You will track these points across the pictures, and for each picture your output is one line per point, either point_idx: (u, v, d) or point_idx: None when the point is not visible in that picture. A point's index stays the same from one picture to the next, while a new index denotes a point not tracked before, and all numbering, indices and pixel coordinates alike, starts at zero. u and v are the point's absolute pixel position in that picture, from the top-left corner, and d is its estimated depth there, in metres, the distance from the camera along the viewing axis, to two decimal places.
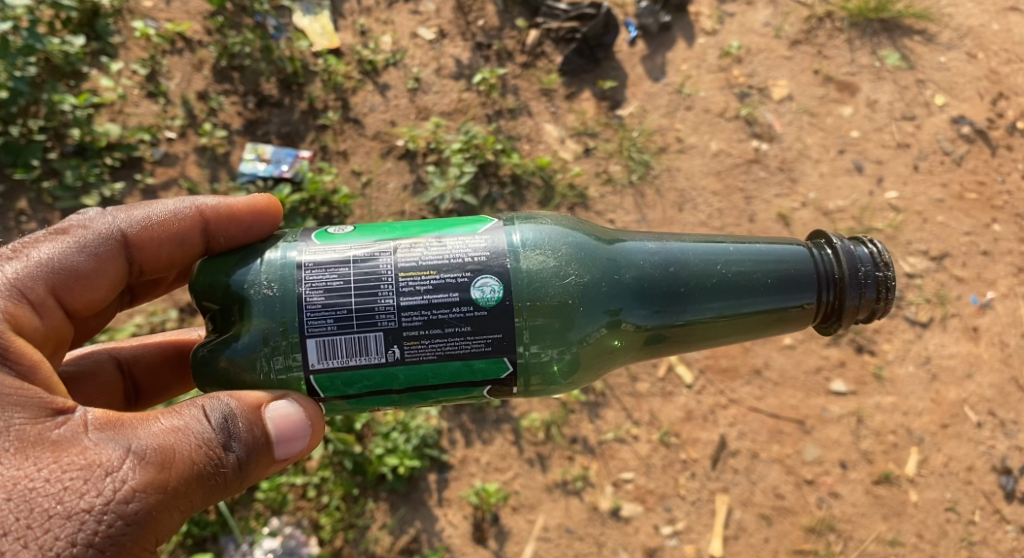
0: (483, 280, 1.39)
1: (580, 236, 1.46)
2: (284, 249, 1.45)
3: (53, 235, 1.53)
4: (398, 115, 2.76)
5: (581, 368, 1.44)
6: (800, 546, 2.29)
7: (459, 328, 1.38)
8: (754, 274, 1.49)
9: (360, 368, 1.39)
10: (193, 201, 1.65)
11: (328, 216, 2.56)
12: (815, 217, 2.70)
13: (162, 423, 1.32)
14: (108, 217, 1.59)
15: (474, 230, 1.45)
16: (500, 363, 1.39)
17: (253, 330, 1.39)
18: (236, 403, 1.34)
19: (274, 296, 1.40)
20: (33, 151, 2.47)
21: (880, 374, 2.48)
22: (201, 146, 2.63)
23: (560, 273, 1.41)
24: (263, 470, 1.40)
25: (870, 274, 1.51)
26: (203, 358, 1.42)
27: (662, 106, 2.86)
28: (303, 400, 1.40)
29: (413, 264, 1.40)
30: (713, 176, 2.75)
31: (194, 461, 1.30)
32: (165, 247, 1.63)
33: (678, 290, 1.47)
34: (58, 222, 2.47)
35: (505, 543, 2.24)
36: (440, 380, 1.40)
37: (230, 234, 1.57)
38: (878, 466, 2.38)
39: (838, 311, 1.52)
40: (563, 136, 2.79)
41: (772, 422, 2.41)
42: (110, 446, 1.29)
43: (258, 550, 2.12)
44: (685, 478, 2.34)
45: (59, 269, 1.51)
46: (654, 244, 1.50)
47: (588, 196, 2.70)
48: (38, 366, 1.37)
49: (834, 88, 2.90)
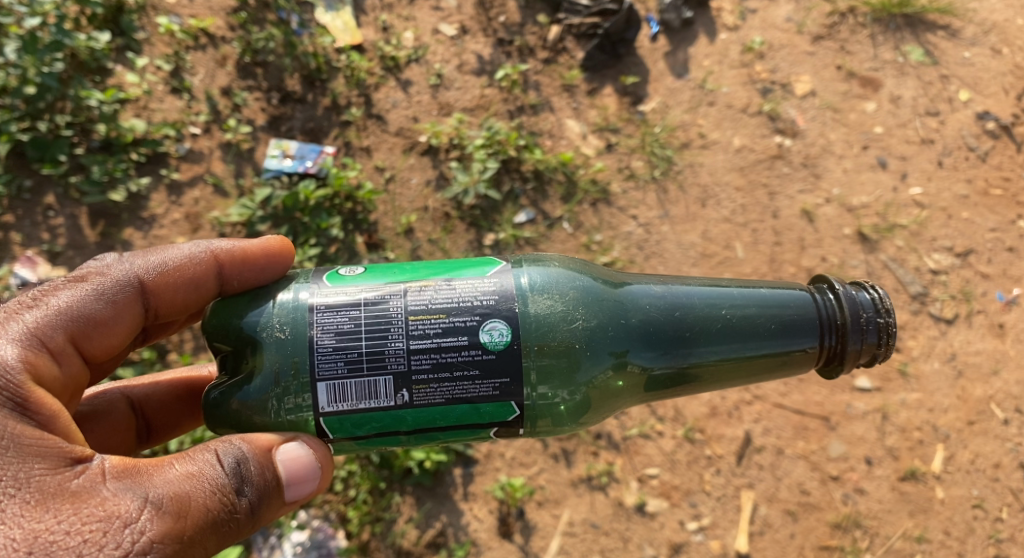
0: (492, 323, 1.42)
1: (587, 280, 1.49)
2: (296, 290, 1.48)
3: (72, 282, 1.55)
4: (421, 111, 2.76)
5: (589, 409, 1.48)
6: (825, 542, 2.29)
7: (468, 371, 1.41)
8: (758, 319, 1.52)
9: (369, 411, 1.42)
10: (208, 245, 1.66)
11: (352, 212, 2.58)
12: (838, 213, 2.70)
13: (178, 470, 1.36)
14: (125, 264, 1.60)
15: (483, 272, 1.49)
16: (508, 406, 1.43)
17: (265, 370, 1.42)
18: (249, 447, 1.39)
19: (286, 338, 1.43)
20: (61, 146, 2.48)
21: (905, 370, 2.48)
22: (225, 142, 2.64)
23: (567, 317, 1.44)
24: (274, 512, 1.44)
25: (872, 320, 1.54)
26: (214, 401, 1.45)
27: (684, 101, 2.85)
28: (312, 441, 1.45)
29: (423, 307, 1.44)
30: (736, 172, 2.74)
31: (209, 507, 1.35)
32: (180, 292, 1.64)
33: (683, 334, 1.50)
34: (86, 217, 2.49)
35: (530, 538, 2.24)
36: (447, 423, 1.44)
37: (244, 277, 1.58)
38: (904, 463, 2.38)
39: (840, 355, 1.54)
40: (585, 132, 2.79)
41: (797, 418, 2.41)
42: (128, 496, 1.33)
43: (287, 543, 2.13)
44: (710, 474, 2.34)
45: (78, 317, 1.52)
46: (660, 287, 1.53)
47: (611, 192, 2.70)
48: (57, 416, 1.40)
49: (857, 83, 2.88)
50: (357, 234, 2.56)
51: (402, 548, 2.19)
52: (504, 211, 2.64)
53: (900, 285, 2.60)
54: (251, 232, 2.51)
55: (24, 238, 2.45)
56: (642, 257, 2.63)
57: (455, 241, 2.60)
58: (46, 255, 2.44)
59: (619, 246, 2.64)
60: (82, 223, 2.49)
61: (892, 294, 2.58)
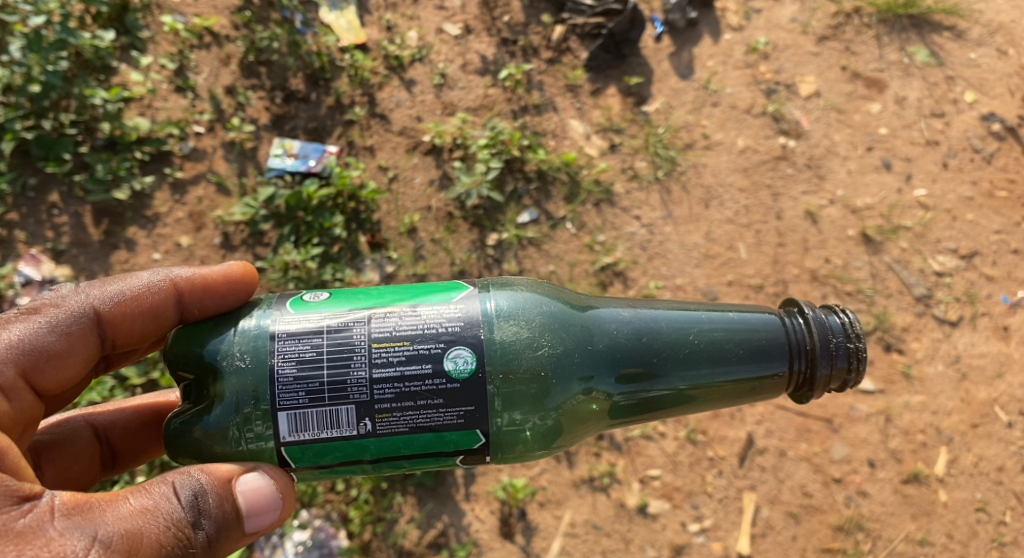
0: (457, 351, 1.42)
1: (554, 305, 1.49)
2: (259, 317, 1.48)
3: (25, 314, 1.56)
4: (424, 110, 2.76)
5: (559, 435, 1.48)
6: (828, 544, 2.29)
7: (432, 401, 1.42)
8: (726, 344, 1.52)
9: (332, 440, 1.43)
10: (168, 274, 1.67)
11: (355, 211, 2.58)
12: (842, 214, 2.69)
13: (131, 505, 1.35)
14: (81, 294, 1.61)
15: (449, 298, 1.48)
16: (472, 434, 1.43)
17: (225, 399, 1.42)
18: (207, 479, 1.39)
19: (247, 367, 1.43)
20: (65, 145, 2.49)
21: (909, 372, 2.47)
22: (228, 141, 2.64)
23: (533, 344, 1.44)
24: (232, 544, 1.44)
25: (842, 345, 1.54)
26: (175, 431, 1.45)
27: (688, 102, 2.84)
28: (273, 471, 1.45)
29: (387, 335, 1.44)
30: (740, 173, 2.74)
31: (163, 543, 1.34)
32: (138, 322, 1.65)
33: (650, 359, 1.50)
34: (90, 216, 2.50)
35: (532, 539, 2.24)
36: (411, 451, 1.44)
37: (204, 305, 1.58)
38: (907, 466, 2.37)
39: (809, 380, 1.55)
40: (588, 132, 2.78)
41: (800, 420, 2.40)
42: (77, 535, 1.32)
43: (289, 542, 2.13)
44: (712, 475, 2.34)
45: (30, 350, 1.54)
46: (628, 311, 1.53)
47: (614, 192, 2.69)
48: (6, 451, 1.40)
49: (862, 84, 2.87)
50: (360, 233, 2.57)
51: (403, 548, 2.20)
52: (507, 211, 2.63)
53: (905, 287, 2.59)
54: (253, 230, 2.52)
55: (28, 236, 2.45)
56: (645, 258, 2.62)
57: (457, 241, 2.60)
58: (50, 253, 2.44)
59: (622, 246, 2.63)
60: (85, 221, 2.49)
61: (896, 297, 2.58)
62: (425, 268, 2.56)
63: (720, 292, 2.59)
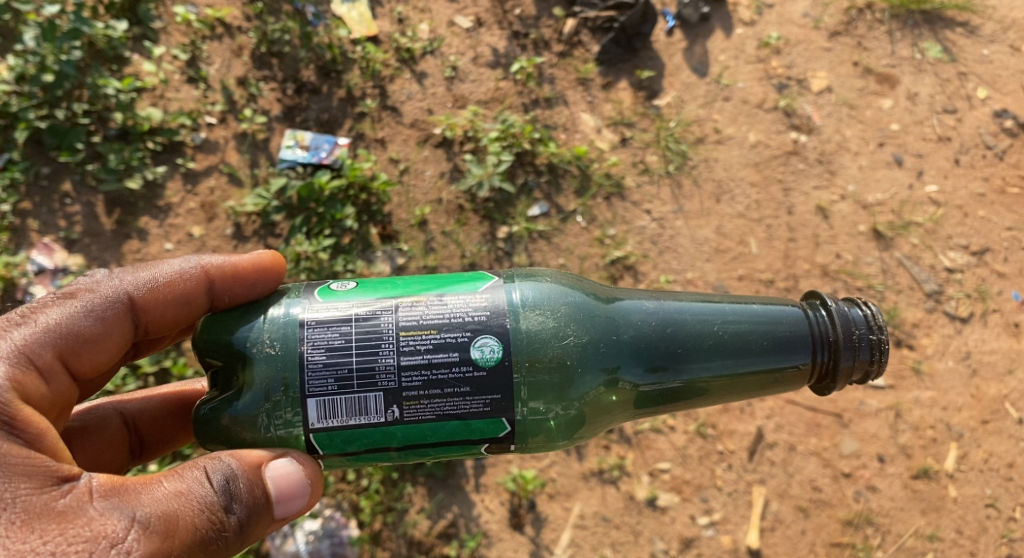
0: (483, 340, 1.43)
1: (579, 296, 1.50)
2: (287, 305, 1.49)
3: (61, 298, 1.55)
4: (435, 103, 2.76)
5: (582, 425, 1.48)
6: (837, 539, 2.29)
7: (458, 388, 1.42)
8: (750, 336, 1.52)
9: (359, 427, 1.43)
10: (198, 261, 1.67)
11: (367, 203, 2.58)
12: (853, 210, 2.68)
13: (166, 488, 1.36)
14: (114, 280, 1.61)
15: (475, 288, 1.49)
16: (498, 423, 1.44)
17: (255, 386, 1.42)
18: (238, 464, 1.40)
19: (276, 354, 1.44)
20: (78, 135, 2.50)
21: (919, 368, 2.47)
22: (240, 131, 2.64)
23: (558, 333, 1.45)
24: (263, 529, 1.44)
25: (864, 337, 1.54)
26: (205, 416, 1.45)
27: (699, 96, 2.84)
28: (302, 458, 1.45)
29: (414, 323, 1.44)
30: (751, 168, 2.73)
31: (197, 526, 1.35)
32: (169, 308, 1.65)
33: (674, 350, 1.50)
34: (102, 205, 2.51)
35: (541, 530, 2.25)
36: (437, 438, 1.45)
37: (235, 293, 1.60)
38: (917, 461, 2.37)
39: (832, 372, 1.55)
40: (599, 125, 2.78)
41: (810, 415, 2.40)
42: (115, 516, 1.33)
43: (300, 531, 2.13)
44: (722, 469, 2.34)
45: (66, 334, 1.53)
46: (652, 302, 1.53)
47: (625, 186, 2.69)
48: (43, 434, 1.41)
49: (874, 80, 2.87)
50: (371, 225, 2.57)
51: (413, 538, 2.21)
52: (517, 205, 2.64)
53: (915, 283, 2.59)
54: (265, 221, 2.53)
55: (41, 225, 2.46)
56: (655, 252, 2.62)
57: (468, 234, 2.60)
58: (62, 242, 2.45)
59: (633, 240, 2.64)
60: (98, 211, 2.50)
61: (907, 292, 2.58)
62: (435, 261, 2.57)
63: (730, 287, 2.59)
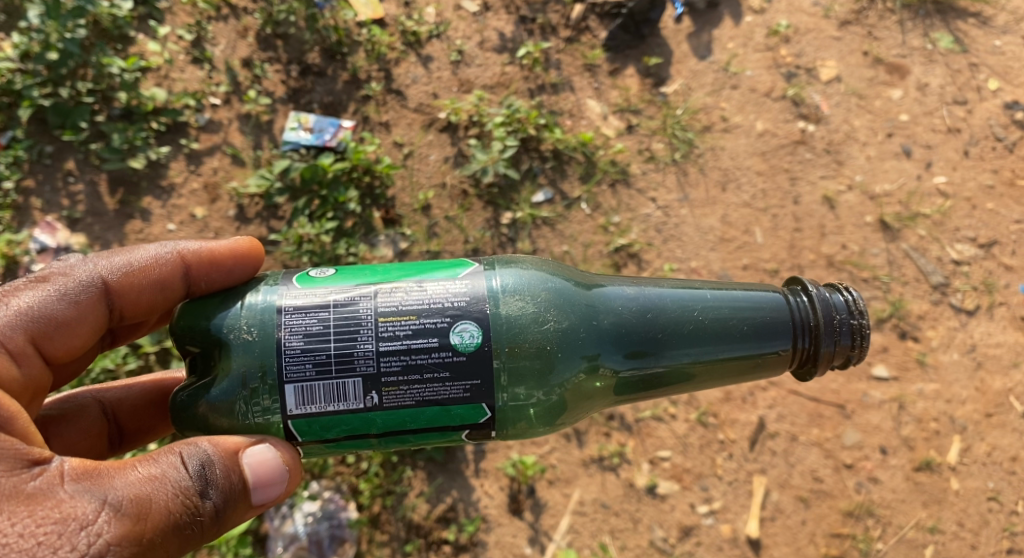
0: (463, 325, 1.42)
1: (560, 281, 1.49)
2: (265, 292, 1.47)
3: (34, 282, 1.56)
4: (441, 87, 2.74)
5: (564, 411, 1.48)
6: (837, 530, 2.28)
7: (438, 374, 1.41)
8: (730, 321, 1.52)
9: (338, 413, 1.42)
10: (175, 246, 1.67)
11: (370, 186, 2.57)
12: (860, 200, 2.66)
13: (139, 472, 1.36)
14: (88, 264, 1.61)
15: (455, 274, 1.48)
16: (479, 408, 1.43)
17: (231, 373, 1.41)
18: (214, 450, 1.39)
19: (253, 340, 1.42)
20: (82, 113, 2.49)
21: (923, 360, 2.45)
22: (244, 113, 2.63)
23: (539, 319, 1.44)
24: (240, 516, 1.44)
25: (845, 322, 1.54)
26: (182, 403, 1.45)
27: (707, 84, 2.81)
28: (280, 444, 1.44)
29: (393, 309, 1.43)
30: (758, 157, 2.71)
31: (171, 510, 1.35)
32: (145, 293, 1.66)
33: (655, 335, 1.49)
34: (105, 184, 2.50)
35: (540, 515, 2.25)
36: (417, 425, 1.44)
37: (212, 279, 1.59)
38: (919, 453, 2.36)
39: (813, 357, 1.55)
40: (605, 112, 2.76)
41: (813, 406, 2.39)
42: (86, 498, 1.33)
43: (298, 513, 2.14)
44: (723, 458, 2.33)
45: (38, 317, 1.53)
46: (632, 289, 1.52)
47: (630, 173, 2.68)
48: (15, 417, 1.40)
49: (884, 70, 2.84)
50: (374, 209, 2.56)
51: (412, 522, 2.20)
52: (522, 190, 2.62)
53: (921, 275, 2.57)
54: (268, 203, 2.51)
55: (45, 203, 2.46)
56: (660, 240, 2.61)
57: (472, 219, 2.58)
58: (65, 221, 2.45)
59: (637, 228, 2.62)
60: (101, 190, 2.50)
61: (913, 284, 2.56)
62: (438, 246, 2.55)
63: (734, 276, 2.57)
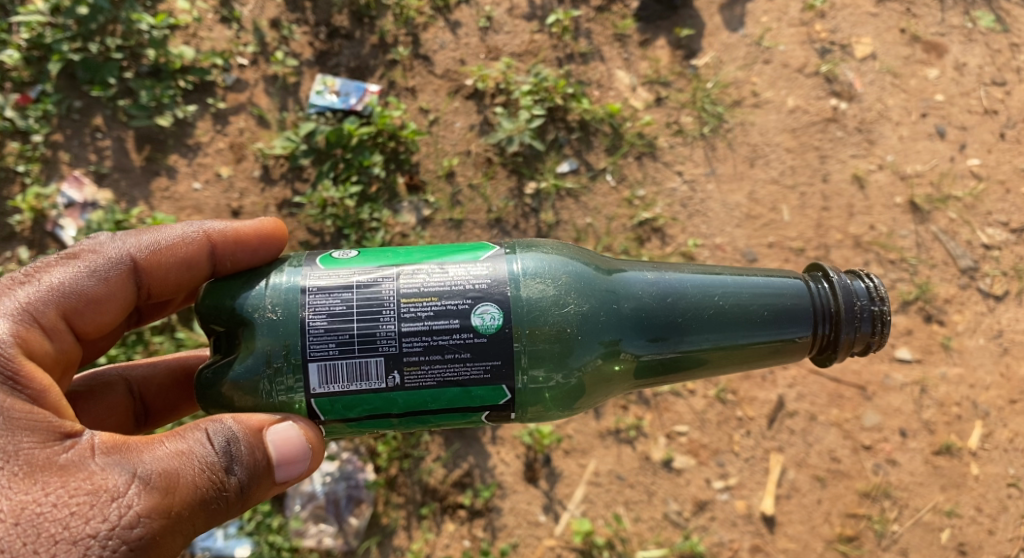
0: (484, 307, 1.42)
1: (580, 265, 1.48)
2: (289, 273, 1.48)
3: (64, 259, 1.57)
4: (468, 53, 2.71)
5: (582, 394, 1.47)
6: (853, 510, 2.27)
7: (459, 354, 1.41)
8: (750, 306, 1.51)
9: (360, 392, 1.42)
10: (201, 226, 1.68)
11: (395, 151, 2.56)
12: (891, 180, 2.62)
13: (167, 448, 1.36)
14: (118, 242, 1.62)
15: (476, 257, 1.48)
16: (499, 390, 1.42)
17: (256, 351, 1.42)
18: (239, 427, 1.38)
19: (277, 320, 1.43)
20: (110, 69, 2.50)
21: (948, 344, 2.42)
22: (272, 74, 2.62)
23: (559, 302, 1.43)
24: (265, 492, 1.43)
25: (866, 308, 1.55)
26: (207, 381, 1.45)
27: (739, 58, 2.76)
28: (302, 422, 1.44)
29: (415, 290, 1.43)
30: (788, 134, 2.67)
31: (198, 485, 1.35)
32: (172, 271, 1.66)
33: (675, 320, 1.49)
34: (133, 141, 2.51)
35: (556, 484, 2.26)
36: (438, 405, 1.43)
37: (237, 258, 1.61)
38: (940, 437, 2.34)
39: (833, 343, 1.55)
40: (634, 83, 2.72)
41: (833, 386, 2.37)
42: (116, 471, 1.34)
43: (317, 473, 2.15)
44: (740, 435, 2.33)
45: (69, 293, 1.54)
46: (653, 274, 1.52)
47: (657, 146, 2.65)
48: (46, 390, 1.41)
49: (921, 48, 2.77)
50: (398, 174, 2.55)
51: (428, 485, 2.22)
52: (546, 160, 2.60)
53: (950, 258, 2.53)
54: (293, 165, 2.51)
55: (72, 158, 2.47)
56: (685, 215, 2.58)
57: (495, 188, 2.57)
58: (93, 176, 2.47)
59: (662, 202, 2.59)
60: (128, 146, 2.51)
61: (941, 267, 2.52)
62: (461, 214, 2.54)
63: (759, 254, 2.55)
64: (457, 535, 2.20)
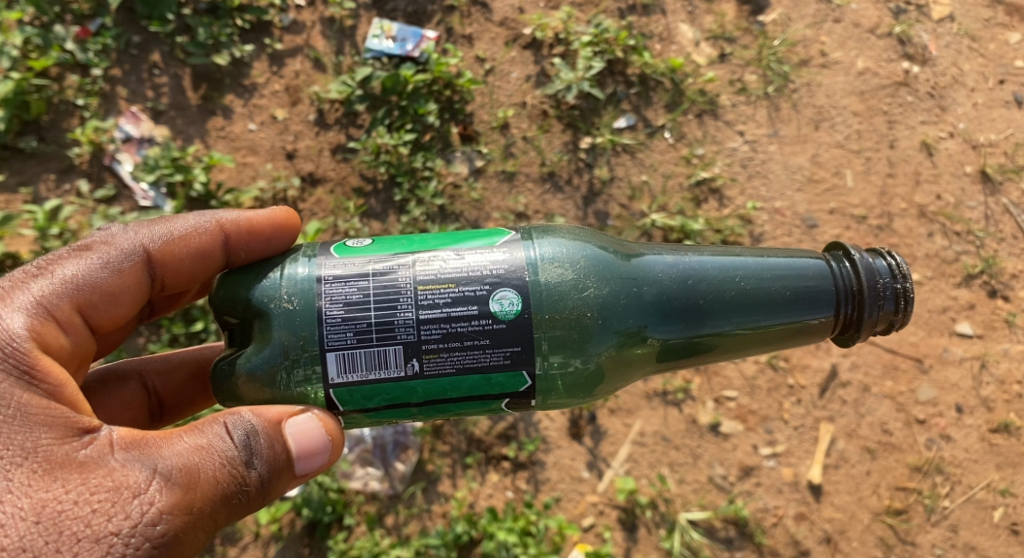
0: (503, 293, 1.39)
1: (597, 249, 1.45)
2: (304, 264, 1.45)
3: (77, 252, 1.54)
4: (527, 1, 2.64)
5: (603, 380, 1.44)
6: (902, 483, 2.24)
7: (478, 341, 1.38)
8: (772, 286, 1.48)
9: (379, 381, 1.39)
10: (213, 216, 1.66)
11: (450, 100, 2.52)
12: (961, 149, 2.52)
13: (186, 442, 1.33)
14: (130, 234, 1.60)
15: (492, 243, 1.45)
16: (520, 377, 1.39)
17: (272, 343, 1.39)
18: (258, 420, 1.36)
19: (294, 310, 1.40)
20: (169, 5, 2.49)
21: (1012, 320, 2.36)
22: (329, 17, 2.58)
23: (578, 286, 1.40)
24: (285, 486, 1.41)
25: (889, 286, 1.49)
26: (222, 373, 1.42)
27: (808, 15, 2.65)
28: (321, 412, 1.41)
29: (431, 277, 1.41)
30: (856, 96, 2.57)
31: (219, 480, 1.32)
32: (186, 262, 1.64)
33: (696, 303, 1.45)
34: (189, 79, 2.50)
35: (600, 442, 2.25)
36: (459, 393, 1.40)
37: (251, 248, 1.58)
38: (998, 415, 2.28)
39: (856, 323, 1.50)
40: (698, 38, 2.64)
41: (888, 357, 2.32)
42: (136, 468, 1.31)
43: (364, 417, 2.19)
44: (791, 403, 2.29)
45: (83, 286, 1.51)
46: (672, 257, 1.49)
47: (719, 104, 2.57)
48: (63, 385, 1.39)
49: (1002, 11, 2.64)
50: (452, 124, 2.51)
51: (473, 436, 2.23)
52: (604, 115, 2.54)
53: (1019, 232, 2.45)
54: (348, 110, 2.49)
55: (130, 94, 2.47)
56: (745, 176, 2.52)
57: (550, 141, 2.52)
58: (149, 113, 2.47)
59: (721, 161, 2.53)
60: (185, 84, 2.50)
61: (1009, 242, 2.44)
62: (514, 166, 2.49)
63: (819, 220, 2.48)
64: (500, 486, 2.21)
